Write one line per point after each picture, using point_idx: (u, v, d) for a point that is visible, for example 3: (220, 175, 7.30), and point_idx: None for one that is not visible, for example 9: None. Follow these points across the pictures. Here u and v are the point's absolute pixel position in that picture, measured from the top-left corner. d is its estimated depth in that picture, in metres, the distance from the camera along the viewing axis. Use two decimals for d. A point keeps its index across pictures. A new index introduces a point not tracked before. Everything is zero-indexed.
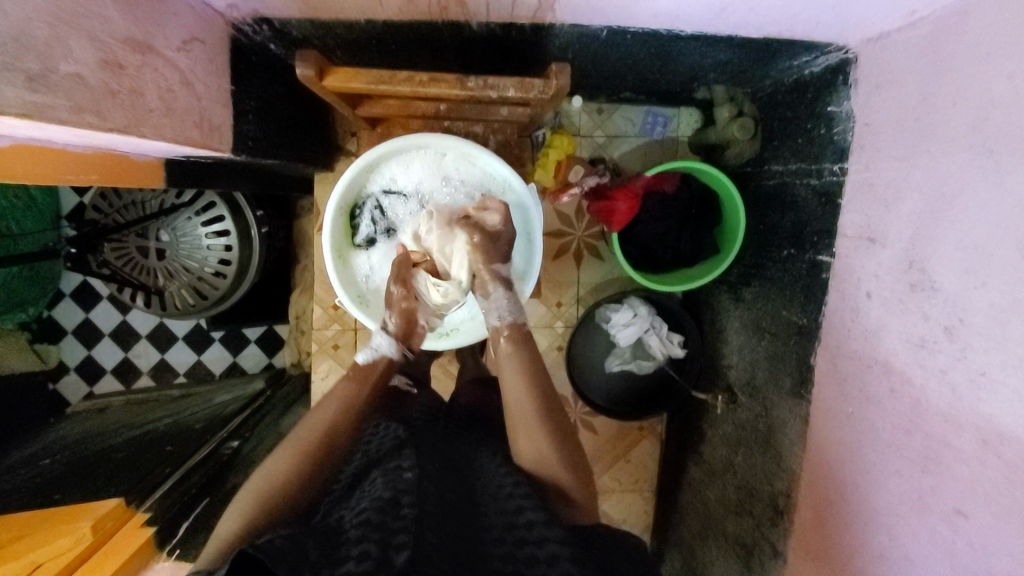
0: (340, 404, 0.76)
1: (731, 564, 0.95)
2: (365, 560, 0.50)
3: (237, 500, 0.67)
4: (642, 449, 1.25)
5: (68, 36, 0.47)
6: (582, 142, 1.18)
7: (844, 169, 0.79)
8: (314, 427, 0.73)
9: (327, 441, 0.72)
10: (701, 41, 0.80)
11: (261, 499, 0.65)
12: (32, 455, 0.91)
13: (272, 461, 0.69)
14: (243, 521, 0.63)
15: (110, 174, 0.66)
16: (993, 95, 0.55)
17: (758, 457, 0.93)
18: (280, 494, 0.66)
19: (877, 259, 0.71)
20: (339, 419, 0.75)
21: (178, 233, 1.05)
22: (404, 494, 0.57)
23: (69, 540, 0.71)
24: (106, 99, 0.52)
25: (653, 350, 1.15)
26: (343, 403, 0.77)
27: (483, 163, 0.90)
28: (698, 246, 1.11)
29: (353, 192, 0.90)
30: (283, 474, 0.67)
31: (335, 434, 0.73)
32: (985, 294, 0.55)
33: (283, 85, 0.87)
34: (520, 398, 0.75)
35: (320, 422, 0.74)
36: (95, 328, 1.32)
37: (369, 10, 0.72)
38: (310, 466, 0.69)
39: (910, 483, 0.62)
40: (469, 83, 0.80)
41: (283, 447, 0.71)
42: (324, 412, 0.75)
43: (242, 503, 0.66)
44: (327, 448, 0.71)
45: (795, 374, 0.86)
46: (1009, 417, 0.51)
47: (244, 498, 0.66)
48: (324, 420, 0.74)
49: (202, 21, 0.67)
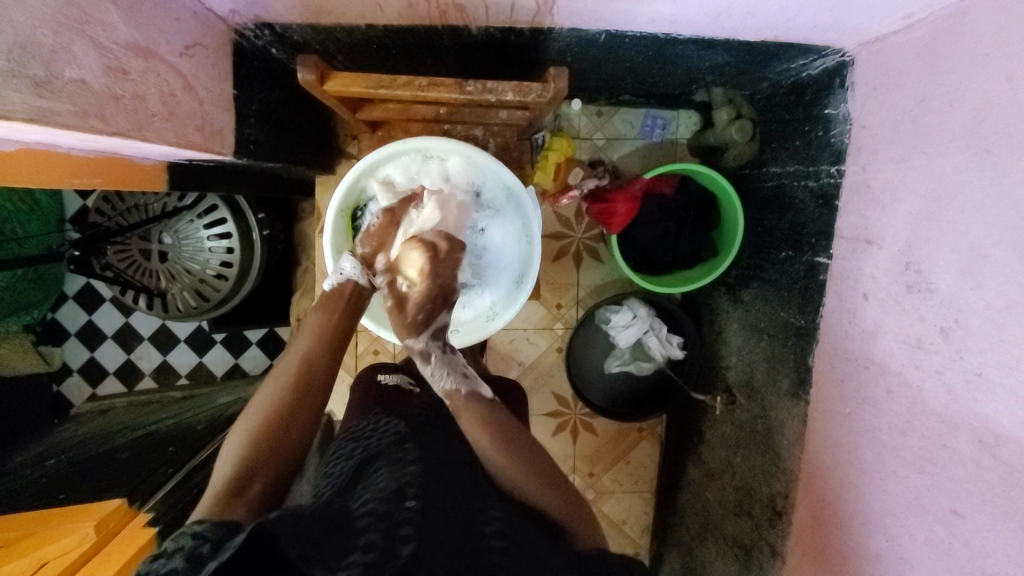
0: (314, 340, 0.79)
1: (730, 564, 0.96)
2: (370, 551, 0.50)
3: (227, 447, 0.68)
4: (642, 451, 1.26)
5: (73, 42, 0.47)
6: (581, 144, 1.19)
7: (842, 171, 0.80)
8: (290, 362, 0.76)
9: (306, 370, 0.75)
10: (698, 44, 0.81)
11: (252, 433, 0.67)
12: (36, 456, 0.92)
13: (255, 401, 0.72)
14: (239, 461, 0.65)
15: (114, 179, 0.67)
16: (989, 97, 0.56)
17: (756, 458, 0.93)
18: (270, 429, 0.68)
19: (874, 260, 0.71)
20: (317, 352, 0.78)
21: (180, 236, 1.06)
22: (408, 486, 0.58)
23: (73, 539, 0.71)
24: (109, 104, 0.53)
25: (653, 351, 1.16)
26: (316, 336, 0.80)
27: (485, 170, 0.90)
28: (697, 247, 1.12)
29: (354, 197, 0.91)
30: (268, 407, 0.70)
31: (314, 361, 0.76)
32: (981, 295, 0.55)
33: (283, 89, 0.87)
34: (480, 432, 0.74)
35: (296, 357, 0.76)
36: (98, 330, 1.33)
37: (369, 15, 0.73)
38: (294, 404, 0.71)
39: (907, 483, 0.63)
40: (468, 88, 0.80)
41: (263, 390, 0.73)
42: (297, 351, 0.78)
43: (232, 446, 0.67)
44: (305, 374, 0.75)
45: (793, 375, 0.87)
46: (1005, 418, 0.51)
47: (236, 440, 0.68)
48: (301, 354, 0.77)
49: (204, 26, 0.67)
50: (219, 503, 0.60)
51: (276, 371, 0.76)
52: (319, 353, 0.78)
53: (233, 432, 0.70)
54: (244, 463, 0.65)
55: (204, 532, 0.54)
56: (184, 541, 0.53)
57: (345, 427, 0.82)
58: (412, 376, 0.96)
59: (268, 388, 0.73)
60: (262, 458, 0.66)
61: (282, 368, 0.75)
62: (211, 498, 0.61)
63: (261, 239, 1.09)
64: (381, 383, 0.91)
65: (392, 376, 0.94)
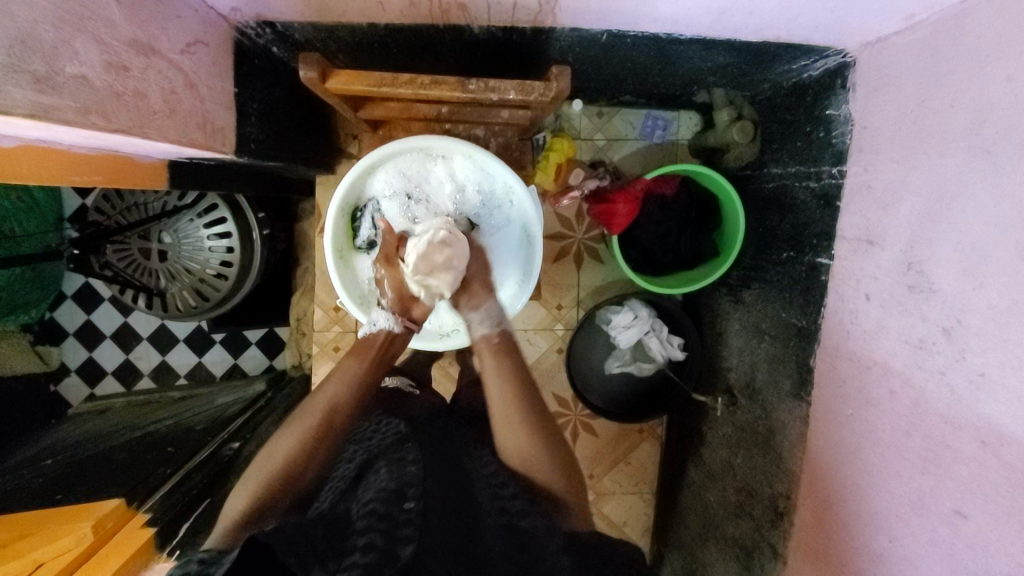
0: (342, 385, 0.76)
1: (731, 566, 0.95)
2: (371, 551, 0.52)
3: (242, 480, 0.68)
4: (643, 451, 1.26)
5: (74, 38, 0.47)
6: (582, 145, 1.19)
7: (843, 172, 0.80)
8: (316, 405, 0.73)
9: (330, 421, 0.72)
10: (700, 44, 0.81)
11: (266, 477, 0.67)
12: (34, 455, 0.92)
13: (276, 439, 0.70)
14: (250, 498, 0.66)
15: (114, 176, 0.67)
16: (991, 98, 0.56)
17: (758, 460, 0.93)
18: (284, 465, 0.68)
19: (876, 261, 0.71)
20: (343, 399, 0.75)
21: (180, 235, 1.06)
22: (409, 486, 0.58)
23: (70, 540, 0.71)
24: (110, 101, 0.52)
25: (653, 352, 1.16)
26: (345, 384, 0.77)
27: (489, 167, 0.90)
28: (698, 249, 1.11)
29: (354, 195, 0.91)
30: (287, 451, 0.68)
31: (339, 410, 0.74)
32: (983, 295, 0.55)
33: (284, 88, 0.87)
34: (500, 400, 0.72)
35: (324, 402, 0.74)
36: (97, 330, 1.33)
37: (371, 13, 0.72)
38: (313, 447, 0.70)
39: (910, 484, 0.62)
40: (470, 86, 0.80)
41: (284, 432, 0.71)
42: (327, 391, 0.75)
43: (246, 481, 0.67)
44: (329, 424, 0.72)
45: (795, 376, 0.86)
46: (1008, 418, 0.51)
47: (253, 478, 0.67)
48: (327, 398, 0.74)
49: (206, 24, 0.67)
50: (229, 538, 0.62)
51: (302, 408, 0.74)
52: (345, 402, 0.75)
53: (247, 472, 0.69)
54: (258, 500, 0.65)
55: (208, 560, 0.55)
56: (191, 568, 0.54)
57: None
58: (410, 377, 0.99)
59: (291, 429, 0.71)
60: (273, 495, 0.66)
61: (306, 409, 0.73)
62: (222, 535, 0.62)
63: (261, 238, 1.09)
64: (382, 384, 0.93)
65: (392, 377, 0.96)
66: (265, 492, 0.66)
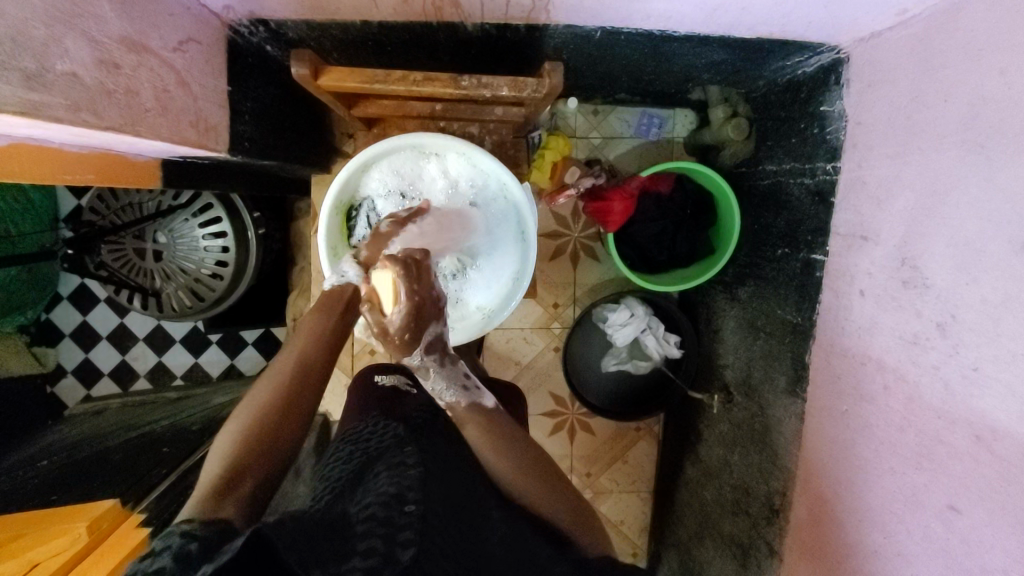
0: (310, 334, 0.77)
1: (728, 563, 0.95)
2: (371, 556, 0.49)
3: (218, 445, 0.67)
4: (640, 450, 1.25)
5: (65, 36, 0.47)
6: (578, 143, 1.19)
7: (837, 168, 0.80)
8: (285, 362, 0.74)
9: (302, 372, 0.73)
10: (694, 41, 0.81)
11: (243, 434, 0.66)
12: (30, 456, 0.92)
13: (250, 397, 0.70)
14: (229, 459, 0.64)
15: (107, 174, 0.66)
16: (984, 91, 0.56)
17: (754, 457, 0.93)
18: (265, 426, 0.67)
19: (870, 256, 0.71)
20: (313, 349, 0.76)
21: (175, 234, 1.06)
22: (409, 491, 0.57)
23: (65, 540, 0.71)
24: (102, 99, 0.52)
25: (649, 350, 1.17)
26: (315, 331, 0.77)
27: (482, 164, 0.90)
28: (693, 245, 1.12)
29: (348, 195, 0.91)
30: (259, 405, 0.69)
31: (310, 358, 0.75)
32: (977, 289, 0.55)
33: (278, 86, 0.87)
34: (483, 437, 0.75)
35: (293, 355, 0.75)
36: (93, 331, 1.33)
37: (364, 11, 0.72)
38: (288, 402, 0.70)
39: (904, 479, 0.62)
40: (463, 82, 0.80)
41: (256, 390, 0.71)
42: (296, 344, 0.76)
43: (222, 444, 0.66)
44: (302, 373, 0.73)
45: (790, 372, 0.86)
46: (1001, 413, 0.51)
47: (230, 441, 0.66)
48: (296, 353, 0.75)
49: (198, 22, 0.67)
50: (210, 497, 0.59)
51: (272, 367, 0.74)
52: (317, 350, 0.76)
53: (221, 435, 0.68)
54: (238, 460, 0.63)
55: (194, 531, 0.53)
56: (173, 540, 0.52)
57: (343, 430, 0.81)
58: (406, 377, 0.99)
59: (263, 384, 0.71)
60: (253, 455, 0.65)
61: (276, 367, 0.74)
62: (202, 493, 0.60)
63: (256, 238, 1.09)
64: (377, 383, 0.92)
65: (388, 376, 0.95)
66: (247, 451, 0.65)
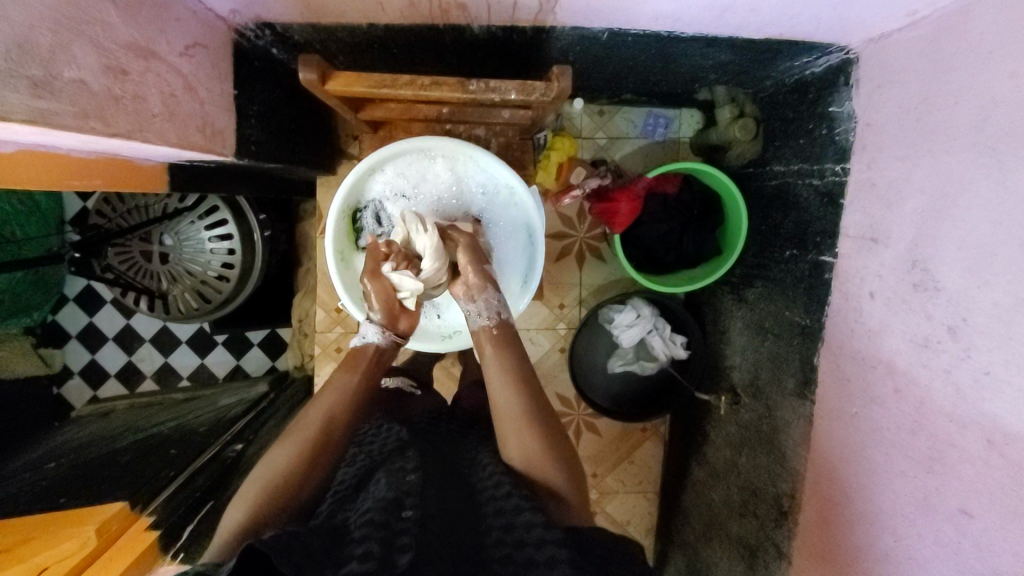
0: (338, 396, 0.76)
1: (736, 565, 0.95)
2: (368, 560, 0.49)
3: (238, 497, 0.66)
4: (646, 451, 1.26)
5: (72, 42, 0.47)
6: (584, 143, 1.19)
7: (846, 169, 0.79)
8: (301, 427, 0.71)
9: (326, 429, 0.72)
10: (703, 41, 0.80)
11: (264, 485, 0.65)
12: (37, 459, 0.91)
13: (270, 454, 0.69)
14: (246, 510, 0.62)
15: (116, 179, 0.67)
16: (995, 95, 0.55)
17: (762, 459, 0.93)
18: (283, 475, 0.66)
19: (880, 258, 0.71)
20: (339, 410, 0.75)
21: (181, 237, 1.06)
22: (407, 497, 0.57)
23: (74, 544, 0.71)
24: (110, 104, 0.52)
25: (655, 351, 1.15)
26: (342, 393, 0.77)
27: (489, 167, 0.90)
28: (700, 246, 1.11)
29: (355, 196, 0.90)
30: (272, 469, 0.66)
31: (333, 422, 0.73)
32: (988, 293, 0.55)
33: (284, 89, 0.87)
34: (508, 407, 0.74)
35: (318, 414, 0.73)
36: (100, 332, 1.33)
37: (370, 14, 0.72)
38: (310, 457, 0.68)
39: (916, 483, 0.62)
40: (471, 87, 0.80)
41: (277, 448, 0.69)
42: (325, 400, 0.75)
43: (241, 498, 0.65)
44: (323, 437, 0.71)
45: (799, 375, 0.86)
46: (1012, 417, 0.51)
47: (249, 490, 0.65)
48: (323, 411, 0.74)
49: (205, 26, 0.67)
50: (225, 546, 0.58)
51: (296, 422, 0.73)
52: (340, 411, 0.75)
53: (240, 488, 0.67)
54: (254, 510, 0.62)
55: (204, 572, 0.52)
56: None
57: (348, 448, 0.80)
58: (411, 379, 0.99)
59: (282, 446, 0.69)
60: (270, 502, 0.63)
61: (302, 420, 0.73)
62: (223, 540, 0.59)
63: (262, 239, 1.09)
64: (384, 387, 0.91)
65: (393, 380, 0.95)
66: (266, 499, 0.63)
